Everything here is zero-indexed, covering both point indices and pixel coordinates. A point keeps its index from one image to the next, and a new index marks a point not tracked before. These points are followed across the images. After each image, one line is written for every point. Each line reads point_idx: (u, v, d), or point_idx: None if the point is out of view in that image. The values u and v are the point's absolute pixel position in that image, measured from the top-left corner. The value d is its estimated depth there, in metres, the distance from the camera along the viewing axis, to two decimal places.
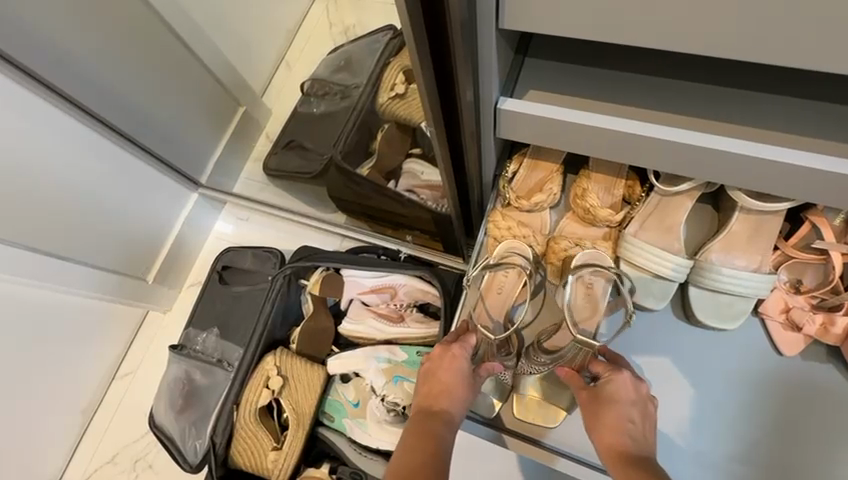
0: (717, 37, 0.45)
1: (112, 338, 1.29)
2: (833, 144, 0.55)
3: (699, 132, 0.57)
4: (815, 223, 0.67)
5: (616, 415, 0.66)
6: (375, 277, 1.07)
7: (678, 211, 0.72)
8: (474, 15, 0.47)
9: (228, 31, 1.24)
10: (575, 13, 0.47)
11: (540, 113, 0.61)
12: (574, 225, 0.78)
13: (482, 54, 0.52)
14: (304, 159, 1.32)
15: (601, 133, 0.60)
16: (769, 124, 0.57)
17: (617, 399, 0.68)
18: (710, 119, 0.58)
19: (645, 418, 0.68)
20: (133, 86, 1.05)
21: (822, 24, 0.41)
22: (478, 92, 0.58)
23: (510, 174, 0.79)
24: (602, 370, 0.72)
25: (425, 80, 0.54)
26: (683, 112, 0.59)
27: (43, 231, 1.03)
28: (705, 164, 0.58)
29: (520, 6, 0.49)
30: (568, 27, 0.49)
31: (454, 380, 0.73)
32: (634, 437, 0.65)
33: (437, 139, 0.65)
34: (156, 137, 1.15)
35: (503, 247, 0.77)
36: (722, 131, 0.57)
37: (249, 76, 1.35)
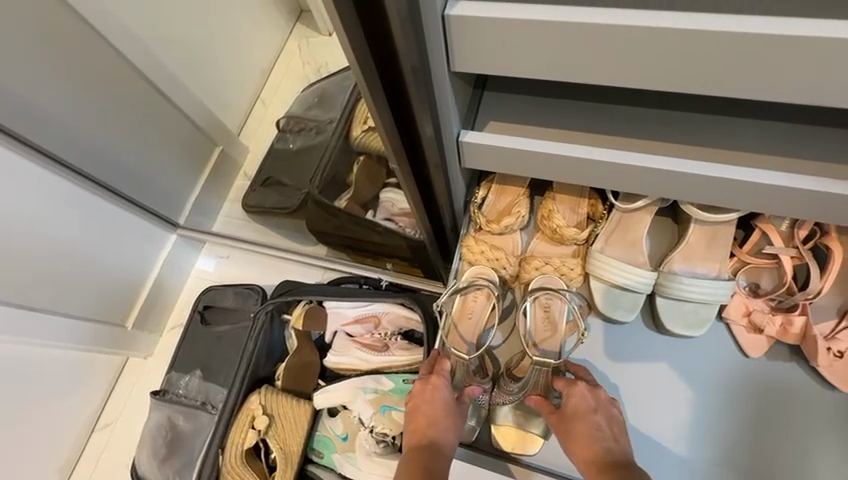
0: (651, 70, 0.50)
1: (91, 389, 1.26)
2: (769, 157, 0.59)
3: (647, 154, 0.61)
4: (765, 230, 0.72)
5: (586, 428, 0.69)
6: (357, 307, 1.08)
7: (639, 226, 0.76)
8: (425, 61, 0.51)
9: (203, 76, 1.27)
10: (517, 56, 0.52)
11: (499, 143, 0.64)
12: (545, 245, 0.81)
13: (438, 92, 0.56)
14: (282, 194, 1.34)
15: (556, 158, 0.64)
16: (711, 142, 0.61)
17: (584, 412, 0.70)
18: (658, 140, 0.62)
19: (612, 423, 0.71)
20: (108, 134, 1.07)
21: (741, 56, 0.46)
22: (438, 129, 0.61)
23: (479, 200, 0.82)
24: (564, 385, 0.74)
25: (384, 121, 0.58)
26: (632, 134, 0.63)
27: (16, 284, 1.01)
28: (656, 182, 0.63)
29: (468, 49, 0.53)
30: (514, 68, 0.54)
31: (438, 410, 0.74)
32: (606, 446, 0.67)
33: (404, 173, 0.68)
34: (132, 182, 1.16)
35: (473, 272, 0.81)
36: (668, 151, 0.61)
37: (225, 117, 1.38)
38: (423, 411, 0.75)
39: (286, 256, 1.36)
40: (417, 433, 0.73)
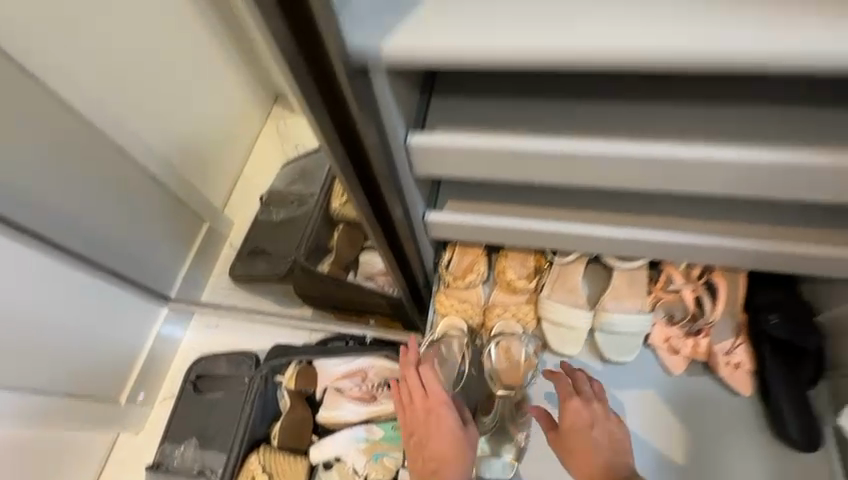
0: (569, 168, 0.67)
1: (80, 468, 1.28)
2: (657, 217, 0.79)
3: (569, 220, 0.79)
4: (670, 270, 0.90)
5: (581, 440, 0.83)
6: (345, 362, 1.20)
7: (576, 273, 0.93)
8: (394, 170, 0.68)
9: (195, 162, 1.42)
10: (467, 163, 0.67)
11: (457, 219, 0.82)
12: (503, 295, 0.96)
13: (405, 188, 0.73)
14: (269, 263, 1.46)
15: (501, 228, 0.81)
16: (616, 208, 0.80)
17: (583, 426, 0.84)
18: (578, 209, 0.80)
19: (608, 428, 0.84)
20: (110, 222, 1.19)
21: None
22: (407, 213, 0.78)
23: (446, 261, 0.98)
24: (566, 402, 0.85)
25: (365, 213, 0.73)
26: (559, 205, 0.81)
27: (16, 369, 1.07)
28: (577, 241, 0.81)
29: (427, 159, 0.67)
30: (466, 170, 0.68)
31: (448, 439, 0.85)
32: (601, 450, 0.82)
33: (382, 247, 0.84)
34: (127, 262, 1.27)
35: (445, 325, 0.95)
36: (586, 218, 0.80)
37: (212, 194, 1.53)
38: (432, 437, 0.85)
39: (274, 320, 1.46)
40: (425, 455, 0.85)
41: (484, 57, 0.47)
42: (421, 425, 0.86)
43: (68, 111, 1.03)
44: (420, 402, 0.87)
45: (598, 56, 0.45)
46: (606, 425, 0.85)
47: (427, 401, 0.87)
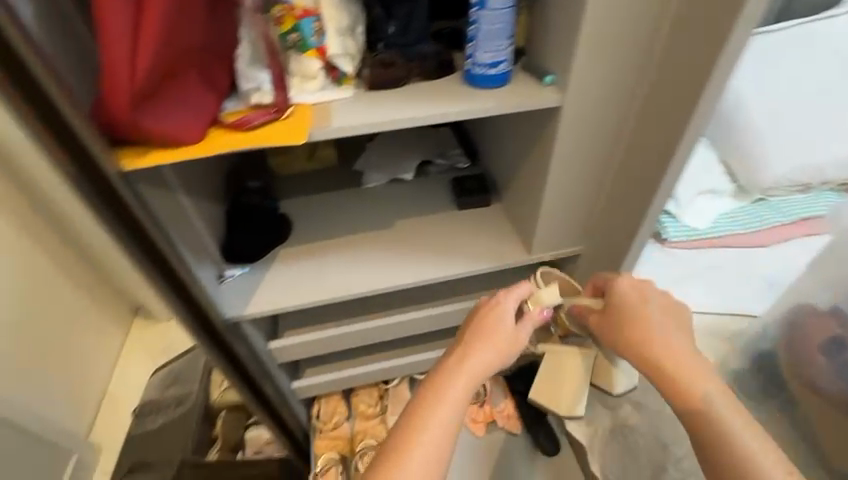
0: (370, 339, 1.10)
1: None
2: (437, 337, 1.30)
3: (378, 348, 1.27)
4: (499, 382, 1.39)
5: (637, 326, 0.74)
6: None
7: (402, 391, 1.34)
8: (264, 369, 1.05)
9: (52, 387, 1.53)
10: (311, 349, 1.08)
11: (315, 382, 1.21)
12: (362, 423, 1.30)
13: (275, 375, 1.12)
14: (153, 473, 1.57)
15: (347, 376, 1.22)
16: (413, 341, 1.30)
17: (646, 311, 0.75)
18: (390, 346, 1.28)
19: (665, 309, 0.76)
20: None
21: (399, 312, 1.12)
22: (276, 387, 1.13)
23: (316, 412, 1.32)
24: (628, 285, 0.79)
25: (255, 408, 1.10)
26: (370, 351, 1.27)
27: None
28: (388, 371, 1.25)
29: (283, 349, 1.06)
30: (312, 350, 1.08)
31: (466, 386, 0.70)
32: (649, 333, 0.73)
33: (269, 422, 1.16)
34: None
35: (323, 459, 1.23)
36: (391, 350, 1.27)
37: (71, 421, 1.62)
38: (467, 379, 0.71)
39: None
40: (431, 404, 0.68)
41: (293, 307, 0.97)
42: (461, 382, 0.70)
43: None
44: (499, 304, 0.79)
45: (334, 297, 0.98)
46: (652, 302, 0.77)
47: (507, 331, 0.77)
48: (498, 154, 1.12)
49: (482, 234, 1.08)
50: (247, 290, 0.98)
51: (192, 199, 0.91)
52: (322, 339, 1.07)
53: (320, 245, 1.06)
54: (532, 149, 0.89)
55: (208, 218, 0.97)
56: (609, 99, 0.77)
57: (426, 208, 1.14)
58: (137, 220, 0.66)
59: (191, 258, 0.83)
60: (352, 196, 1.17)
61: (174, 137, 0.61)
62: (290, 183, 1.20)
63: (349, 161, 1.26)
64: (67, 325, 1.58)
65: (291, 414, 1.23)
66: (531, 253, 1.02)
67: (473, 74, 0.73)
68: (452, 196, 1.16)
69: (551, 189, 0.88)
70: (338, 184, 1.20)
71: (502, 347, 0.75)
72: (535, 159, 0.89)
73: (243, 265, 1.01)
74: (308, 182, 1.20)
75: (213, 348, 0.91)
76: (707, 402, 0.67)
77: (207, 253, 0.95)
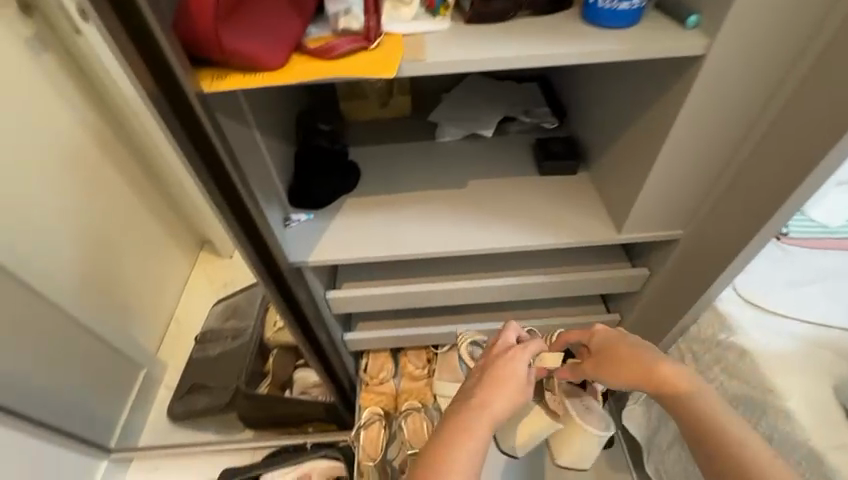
0: (430, 301, 1.05)
1: None
2: (495, 309, 1.24)
3: (433, 311, 1.24)
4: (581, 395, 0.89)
5: (630, 364, 0.75)
6: (291, 469, 1.44)
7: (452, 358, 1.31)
8: (320, 316, 1.04)
9: (128, 303, 1.65)
10: (370, 304, 1.05)
11: (368, 336, 1.19)
12: (408, 383, 1.29)
13: (329, 323, 1.11)
14: (210, 396, 1.68)
15: (400, 335, 1.20)
16: (470, 308, 1.25)
17: (630, 350, 0.77)
18: (446, 311, 1.24)
19: (645, 347, 0.77)
20: (45, 381, 1.35)
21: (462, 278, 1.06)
22: (329, 336, 1.12)
23: (364, 365, 1.31)
24: (605, 337, 0.80)
25: (308, 355, 1.10)
26: (425, 313, 1.23)
27: None
28: (442, 336, 1.21)
29: (343, 300, 1.04)
30: (371, 305, 1.06)
31: (477, 437, 0.68)
32: (646, 368, 0.74)
33: (320, 369, 1.16)
34: (59, 413, 1.40)
35: (368, 411, 1.23)
36: (446, 316, 1.23)
37: (143, 338, 1.75)
38: (477, 430, 0.69)
39: (204, 450, 1.63)
40: (443, 456, 0.67)
41: (357, 259, 0.92)
42: (473, 432, 0.69)
43: (52, 307, 1.34)
44: (515, 356, 0.76)
45: (402, 254, 0.92)
46: (631, 341, 0.78)
47: (511, 374, 0.75)
48: (595, 117, 0.99)
49: (564, 205, 0.98)
50: (312, 237, 0.94)
51: (266, 135, 0.88)
52: (383, 295, 1.03)
53: (389, 198, 1.00)
54: (653, 108, 0.77)
55: (278, 158, 0.93)
56: (763, 49, 0.64)
57: (503, 170, 1.04)
58: (215, 154, 0.64)
59: (261, 198, 0.81)
60: (425, 149, 1.09)
61: (258, 59, 0.56)
62: (361, 130, 1.14)
63: (424, 112, 1.17)
64: (140, 249, 1.67)
65: (341, 364, 1.24)
66: (622, 231, 0.92)
67: (597, 8, 0.61)
68: (537, 159, 1.05)
69: (667, 154, 0.77)
70: (411, 135, 1.12)
71: (509, 392, 0.73)
72: (654, 119, 0.77)
73: (308, 210, 0.98)
74: (380, 130, 1.13)
75: (276, 292, 0.90)
76: (721, 431, 0.69)
77: (276, 194, 0.92)
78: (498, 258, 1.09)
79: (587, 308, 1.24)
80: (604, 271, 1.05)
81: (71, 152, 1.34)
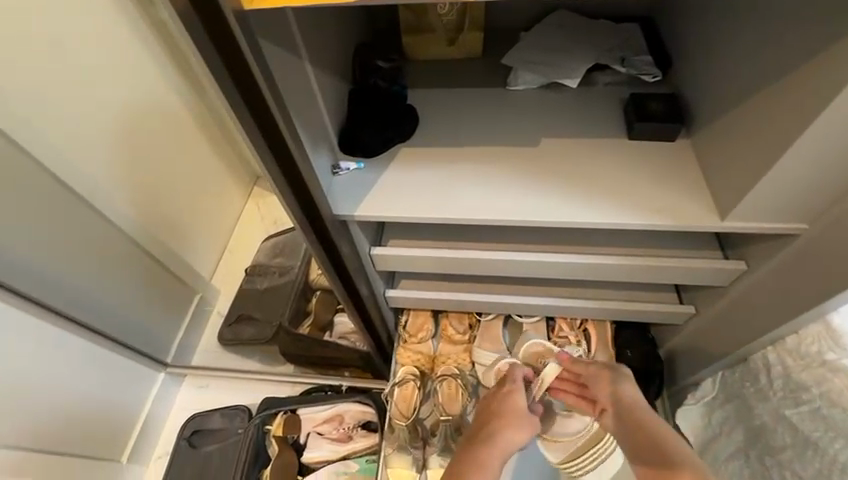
0: (483, 269, 0.98)
1: None
2: (552, 285, 1.13)
3: (483, 278, 1.15)
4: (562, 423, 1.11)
5: (626, 406, 0.93)
6: (326, 408, 1.49)
7: (495, 327, 1.24)
8: (363, 271, 1.00)
9: (185, 233, 1.71)
10: (419, 264, 0.99)
11: (410, 296, 1.14)
12: (446, 346, 1.25)
13: (372, 280, 1.07)
14: (256, 327, 1.76)
15: (445, 299, 1.13)
16: (524, 281, 1.15)
17: (625, 392, 0.95)
18: (499, 281, 1.15)
19: (633, 390, 0.96)
20: (111, 296, 1.45)
21: (521, 249, 0.96)
22: (371, 292, 1.08)
23: (404, 322, 1.28)
24: (607, 373, 0.99)
25: (349, 309, 1.07)
26: (477, 279, 1.15)
27: (30, 421, 1.27)
28: (486, 305, 1.14)
29: (387, 258, 0.99)
30: (419, 265, 1.00)
31: (490, 457, 0.90)
32: (641, 415, 0.90)
33: (358, 323, 1.14)
34: (123, 328, 1.52)
35: (403, 371, 1.21)
36: (497, 285, 1.14)
37: (199, 266, 1.83)
38: (486, 447, 0.91)
39: (249, 377, 1.73)
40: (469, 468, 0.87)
41: (408, 219, 0.84)
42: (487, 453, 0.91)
43: (117, 229, 1.40)
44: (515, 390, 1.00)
45: (460, 217, 0.82)
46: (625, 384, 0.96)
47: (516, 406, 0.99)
48: (714, 73, 0.80)
49: (655, 178, 0.82)
50: (360, 190, 0.86)
51: (318, 71, 0.79)
52: (433, 256, 0.96)
53: (450, 152, 0.89)
54: (820, 64, 0.59)
55: (330, 96, 0.84)
56: None
57: (585, 131, 0.89)
58: (256, 85, 0.57)
59: (307, 143, 0.73)
60: (496, 98, 0.95)
61: None
62: (424, 71, 1.01)
63: (498, 55, 1.02)
64: (197, 180, 1.70)
65: (381, 320, 1.21)
66: (725, 219, 0.76)
67: None
68: (627, 121, 0.88)
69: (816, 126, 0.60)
70: (480, 81, 0.98)
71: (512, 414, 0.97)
72: (822, 76, 0.59)
73: (359, 158, 0.89)
74: (446, 73, 1.00)
75: (316, 242, 0.85)
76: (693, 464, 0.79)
77: (326, 137, 0.84)
78: (563, 231, 0.97)
79: (657, 296, 1.10)
80: (688, 259, 0.91)
81: (138, 77, 1.32)
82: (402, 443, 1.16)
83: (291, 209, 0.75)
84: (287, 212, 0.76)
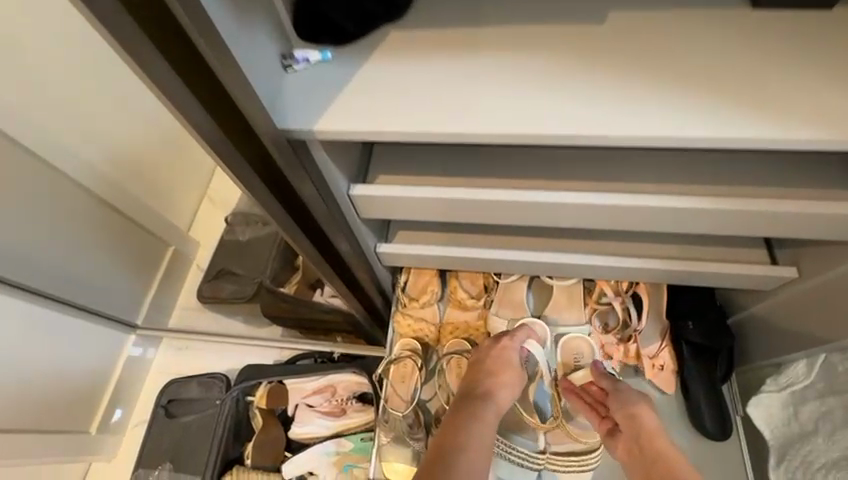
0: (514, 216, 0.71)
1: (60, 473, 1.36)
2: (599, 238, 0.85)
3: (505, 229, 0.87)
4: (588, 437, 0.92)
5: (631, 421, 0.85)
6: (314, 379, 1.29)
7: (520, 290, 0.97)
8: (338, 220, 0.74)
9: (150, 175, 1.41)
10: (422, 211, 0.73)
11: (408, 251, 0.87)
12: (455, 313, 1.00)
13: (355, 229, 0.80)
14: (236, 284, 1.51)
15: (456, 256, 0.86)
16: (562, 233, 0.86)
17: (631, 404, 0.87)
18: (528, 233, 0.87)
19: (641, 403, 0.87)
20: (58, 252, 1.20)
21: (565, 188, 0.67)
22: (351, 246, 0.81)
23: (403, 282, 1.01)
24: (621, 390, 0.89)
25: (322, 268, 0.80)
26: (501, 231, 0.87)
27: None
28: (509, 264, 0.87)
29: (377, 204, 0.72)
30: (423, 213, 0.74)
31: (485, 416, 0.83)
32: (640, 427, 0.85)
33: (338, 285, 0.88)
34: (77, 288, 1.28)
35: (400, 345, 0.98)
36: (525, 238, 0.86)
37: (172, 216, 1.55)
38: (477, 409, 0.83)
39: (231, 340, 1.53)
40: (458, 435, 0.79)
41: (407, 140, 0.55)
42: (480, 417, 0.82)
43: (49, 168, 1.11)
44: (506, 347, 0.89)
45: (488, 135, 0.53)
46: (632, 397, 0.88)
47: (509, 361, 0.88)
48: None
49: (790, 72, 0.52)
50: (323, 92, 0.56)
51: None
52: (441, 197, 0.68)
53: (470, 36, 0.58)
54: None
55: None
56: None
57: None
58: None
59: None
60: None
61: None
62: None
63: None
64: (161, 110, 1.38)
65: (371, 281, 0.95)
66: None
67: None
68: None
69: None
70: None
71: (504, 371, 0.87)
72: None
73: (325, 47, 0.58)
74: None
75: (255, 178, 0.58)
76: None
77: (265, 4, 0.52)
78: (627, 162, 0.67)
79: (740, 253, 0.82)
80: (810, 204, 0.62)
81: None
82: (399, 434, 0.94)
83: (188, 120, 0.46)
84: (189, 127, 0.47)
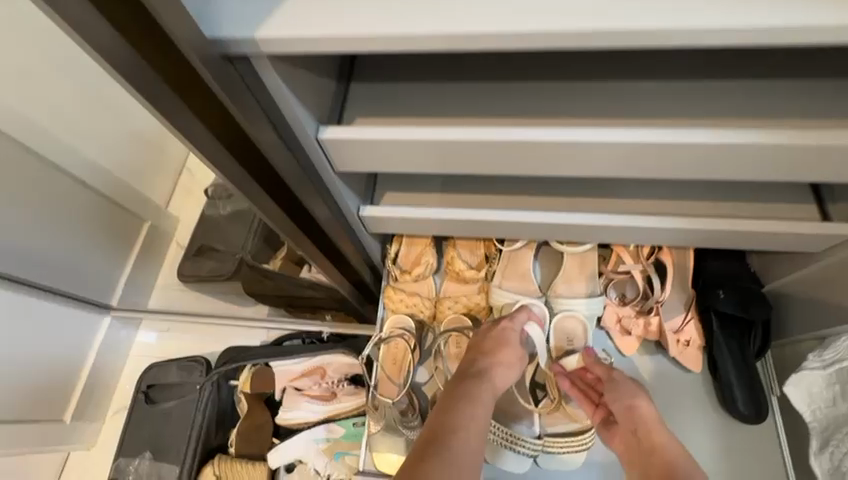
0: (524, 163, 0.58)
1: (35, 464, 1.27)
2: (622, 195, 0.73)
3: (514, 187, 0.75)
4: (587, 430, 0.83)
5: (632, 410, 0.76)
6: (302, 361, 1.18)
7: (525, 259, 0.86)
8: (306, 174, 0.61)
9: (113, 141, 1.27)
10: (414, 159, 0.60)
11: (397, 214, 0.75)
12: (453, 286, 0.89)
13: (329, 188, 0.67)
14: (217, 260, 1.39)
15: (456, 220, 0.74)
16: (579, 191, 0.74)
17: (630, 392, 0.77)
18: (540, 191, 0.74)
19: (638, 390, 0.78)
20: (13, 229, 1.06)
21: (587, 126, 0.55)
22: (326, 207, 0.69)
23: (394, 253, 0.89)
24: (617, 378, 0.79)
25: (288, 233, 0.68)
26: (507, 189, 0.75)
27: None
28: (517, 227, 0.75)
29: (356, 152, 0.60)
30: (416, 164, 0.62)
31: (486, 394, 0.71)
32: (642, 413, 0.75)
33: (313, 254, 0.75)
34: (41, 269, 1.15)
35: (390, 322, 0.88)
36: (537, 197, 0.74)
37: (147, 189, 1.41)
38: (480, 387, 0.71)
39: (214, 320, 1.42)
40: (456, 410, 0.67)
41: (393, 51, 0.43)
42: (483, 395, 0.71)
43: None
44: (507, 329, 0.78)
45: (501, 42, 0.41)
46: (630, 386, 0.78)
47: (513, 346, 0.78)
48: None
49: None
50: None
51: None
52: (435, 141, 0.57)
53: None
54: None
55: None
56: None
57: None
58: None
59: None
60: None
61: None
62: None
63: None
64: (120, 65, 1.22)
65: (355, 252, 0.83)
66: None
67: None
68: None
69: None
70: None
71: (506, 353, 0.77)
72: None
73: None
74: None
75: (191, 117, 0.45)
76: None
77: None
78: (666, 93, 0.55)
79: (789, 210, 0.70)
80: None
81: None
82: (390, 423, 0.84)
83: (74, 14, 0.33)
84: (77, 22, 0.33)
